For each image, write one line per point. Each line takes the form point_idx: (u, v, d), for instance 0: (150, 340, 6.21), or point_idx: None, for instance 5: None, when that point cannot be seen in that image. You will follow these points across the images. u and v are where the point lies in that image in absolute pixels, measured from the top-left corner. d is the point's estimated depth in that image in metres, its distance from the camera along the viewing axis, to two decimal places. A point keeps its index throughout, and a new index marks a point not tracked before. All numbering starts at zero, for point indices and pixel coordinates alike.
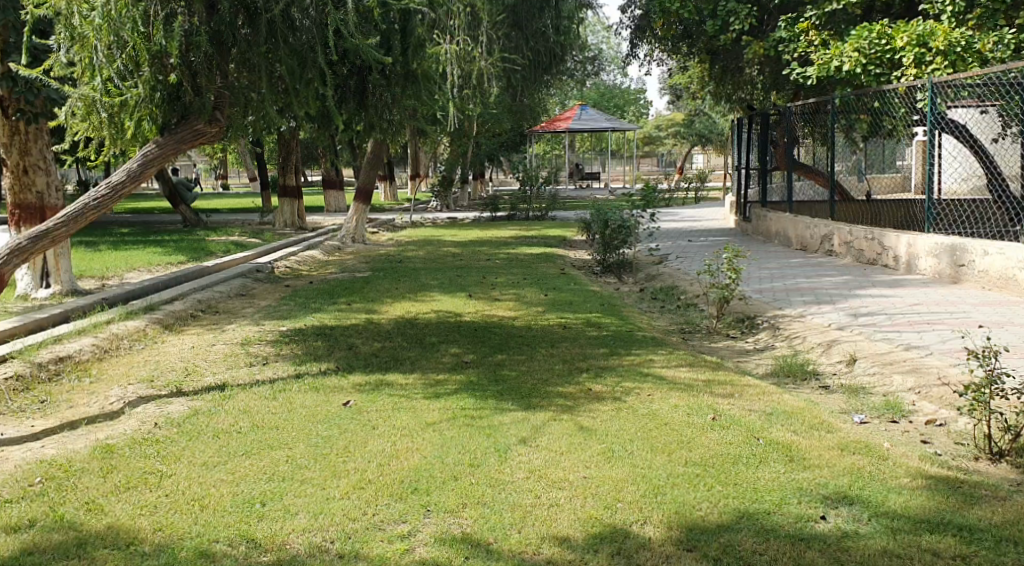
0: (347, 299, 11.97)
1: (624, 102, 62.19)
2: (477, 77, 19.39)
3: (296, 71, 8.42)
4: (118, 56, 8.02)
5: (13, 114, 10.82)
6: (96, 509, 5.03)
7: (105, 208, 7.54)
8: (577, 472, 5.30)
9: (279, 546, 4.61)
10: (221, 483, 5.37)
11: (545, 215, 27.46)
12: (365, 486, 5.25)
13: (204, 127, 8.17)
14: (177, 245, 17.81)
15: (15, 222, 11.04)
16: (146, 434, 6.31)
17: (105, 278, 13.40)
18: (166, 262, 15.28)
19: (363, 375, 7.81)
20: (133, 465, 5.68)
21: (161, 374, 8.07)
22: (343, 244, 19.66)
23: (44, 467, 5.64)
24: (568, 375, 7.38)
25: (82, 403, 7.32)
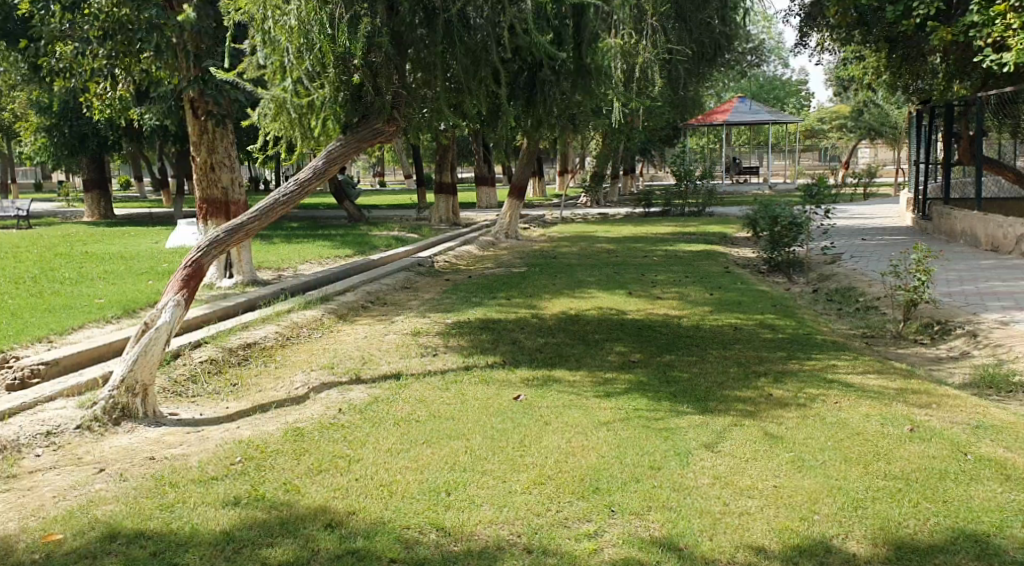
0: (507, 294, 12.09)
1: (783, 93, 60.39)
2: (640, 73, 19.18)
3: (470, 70, 8.68)
4: (307, 58, 8.25)
5: (202, 116, 11.29)
6: (293, 490, 5.27)
7: (292, 203, 7.84)
8: (766, 480, 5.14)
9: (468, 537, 4.67)
10: (407, 470, 5.49)
11: (702, 211, 27.01)
12: (546, 481, 5.26)
13: (383, 128, 8.46)
14: (344, 238, 18.48)
15: (202, 215, 11.67)
16: (332, 419, 6.53)
17: (279, 270, 14.01)
18: (332, 255, 15.85)
19: (531, 370, 7.85)
20: (323, 449, 5.89)
21: (340, 361, 8.35)
22: (497, 240, 19.81)
23: (243, 448, 5.96)
24: (745, 379, 7.18)
25: (269, 387, 7.68)
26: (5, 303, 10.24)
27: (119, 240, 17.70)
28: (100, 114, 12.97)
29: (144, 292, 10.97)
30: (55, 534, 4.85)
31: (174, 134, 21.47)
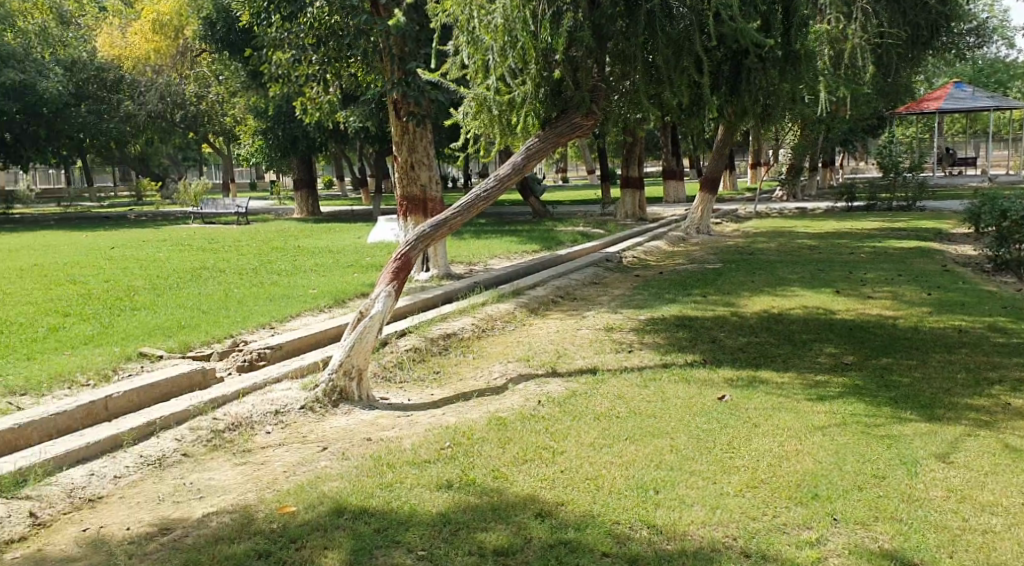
0: (702, 291, 11.85)
1: (1003, 79, 56.25)
2: (849, 59, 18.35)
3: (672, 60, 8.51)
4: (510, 55, 8.38)
5: (404, 116, 11.67)
6: (501, 478, 5.37)
7: (493, 198, 7.87)
8: (1010, 498, 4.83)
9: (681, 535, 4.60)
10: (612, 465, 5.47)
11: (910, 206, 25.57)
12: (759, 485, 5.10)
13: (581, 121, 8.24)
14: (535, 233, 18.66)
15: (403, 212, 12.09)
16: (532, 411, 6.60)
17: (471, 263, 14.32)
18: (523, 250, 16.06)
19: (734, 370, 7.66)
20: (527, 439, 5.96)
21: (536, 354, 8.43)
22: (688, 235, 19.45)
23: (450, 434, 6.13)
24: (975, 386, 6.72)
25: (470, 376, 7.87)
26: (230, 291, 10.96)
27: (323, 235, 18.58)
28: (310, 118, 13.67)
29: (351, 284, 11.47)
30: (290, 506, 5.17)
31: (375, 134, 22.34)
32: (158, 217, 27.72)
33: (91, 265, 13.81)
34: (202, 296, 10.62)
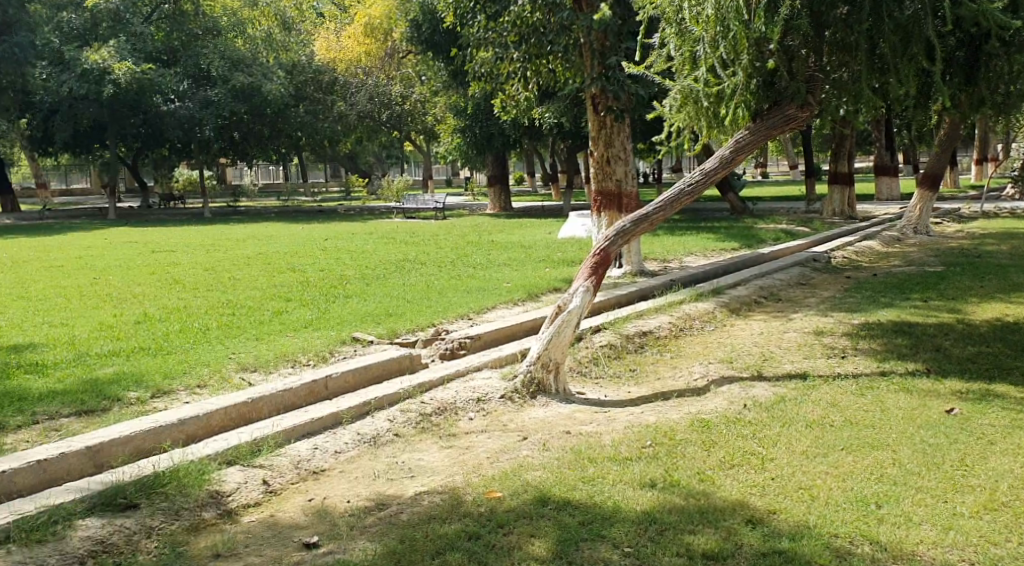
0: (922, 295, 11.15)
1: None
2: None
3: (899, 47, 8.06)
4: (722, 45, 8.27)
5: (602, 111, 11.48)
6: (708, 481, 5.24)
7: (698, 193, 7.64)
8: None
9: (909, 556, 4.37)
10: (828, 475, 5.23)
11: None
12: (999, 509, 4.77)
13: (796, 113, 8.02)
14: (735, 231, 18.18)
15: (597, 208, 11.86)
16: (737, 414, 6.41)
17: (668, 261, 14.11)
18: (724, 247, 15.65)
19: (962, 382, 7.14)
20: (733, 443, 5.80)
21: (740, 356, 8.19)
22: (904, 236, 18.34)
23: (652, 433, 6.06)
24: None
25: (670, 376, 7.75)
26: (432, 282, 11.31)
27: (519, 231, 18.85)
28: (509, 115, 13.85)
29: (549, 278, 11.56)
30: (496, 491, 5.31)
31: (573, 130, 22.41)
32: (364, 211, 29.01)
33: (306, 254, 14.59)
34: (407, 287, 11.00)
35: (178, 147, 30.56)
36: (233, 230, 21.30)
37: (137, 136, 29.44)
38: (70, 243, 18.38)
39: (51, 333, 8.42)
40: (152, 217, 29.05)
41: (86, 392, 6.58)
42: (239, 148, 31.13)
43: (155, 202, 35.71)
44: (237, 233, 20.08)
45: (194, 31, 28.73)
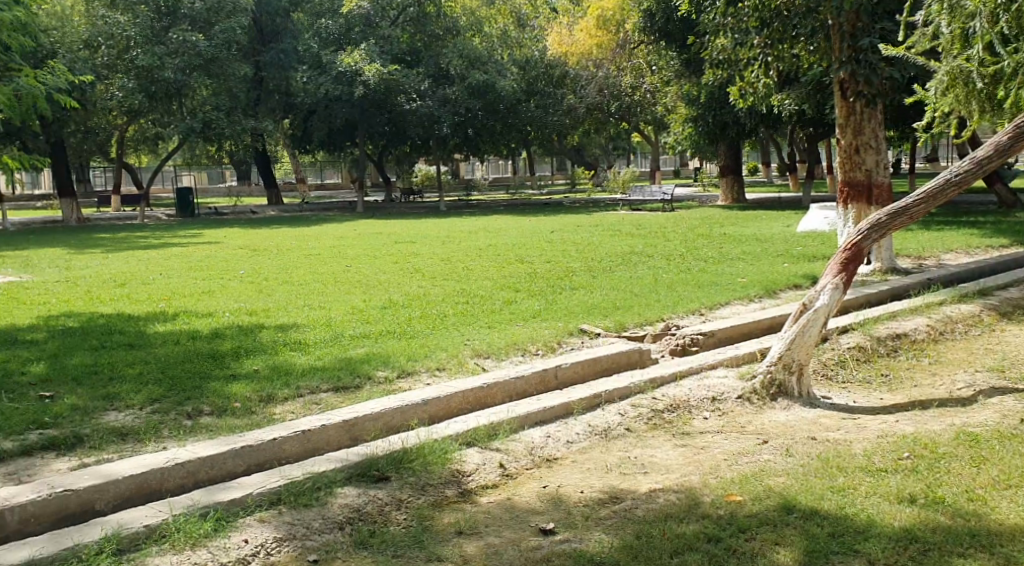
0: None
1: None
2: None
3: None
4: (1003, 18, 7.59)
5: (851, 96, 10.75)
6: (980, 501, 4.73)
7: (969, 182, 6.90)
8: None
9: None
10: None
11: None
12: None
13: None
14: (997, 227, 16.65)
15: (844, 200, 11.18)
16: (1013, 430, 5.77)
17: (922, 258, 13.09)
18: (988, 244, 14.34)
19: None
20: (1008, 462, 5.21)
21: (1013, 366, 7.40)
22: None
23: (910, 444, 5.57)
24: None
25: (928, 384, 7.12)
26: (662, 276, 11.06)
27: (754, 224, 18.19)
28: (746, 104, 13.36)
29: (788, 274, 11.01)
30: (736, 495, 5.04)
31: (814, 119, 21.36)
32: (591, 203, 29.08)
33: (537, 246, 14.74)
34: (636, 280, 10.82)
35: (418, 143, 31.92)
36: (466, 221, 21.94)
37: (382, 134, 31.01)
38: (324, 233, 19.59)
39: (309, 315, 8.91)
40: (392, 209, 30.51)
41: (339, 370, 6.90)
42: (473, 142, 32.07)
43: (397, 195, 37.56)
44: (474, 225, 20.65)
45: (436, 32, 29.48)
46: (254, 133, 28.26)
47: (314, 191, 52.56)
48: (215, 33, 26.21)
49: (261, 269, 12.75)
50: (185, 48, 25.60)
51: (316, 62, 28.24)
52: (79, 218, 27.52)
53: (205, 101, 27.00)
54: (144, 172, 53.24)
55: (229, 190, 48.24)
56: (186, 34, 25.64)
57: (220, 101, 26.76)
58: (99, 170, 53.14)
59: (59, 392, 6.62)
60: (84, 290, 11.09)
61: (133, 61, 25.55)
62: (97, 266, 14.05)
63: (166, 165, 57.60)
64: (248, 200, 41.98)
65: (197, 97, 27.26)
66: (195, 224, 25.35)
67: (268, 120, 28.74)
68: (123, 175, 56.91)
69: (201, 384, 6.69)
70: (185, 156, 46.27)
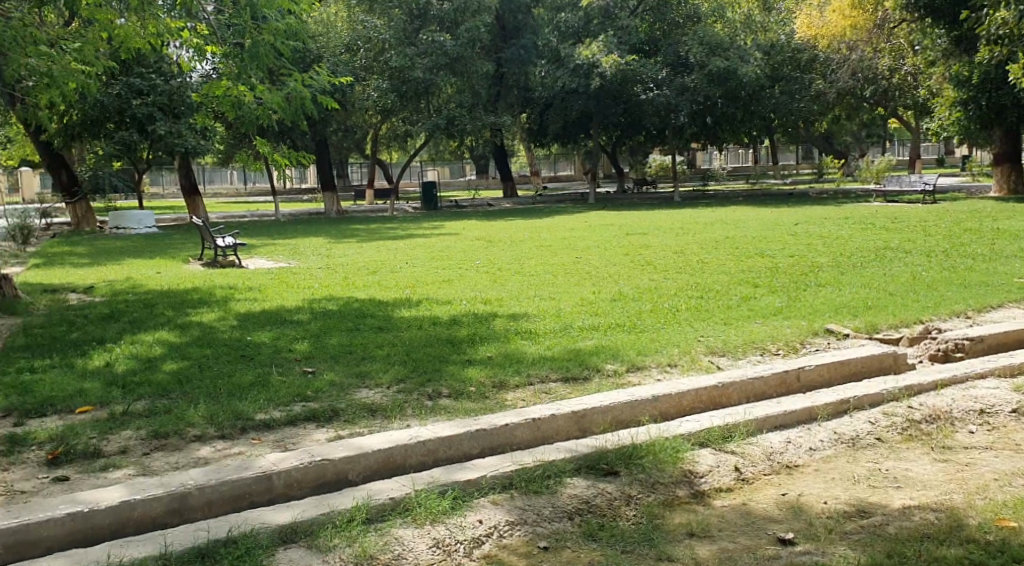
0: None
1: None
2: None
3: None
4: None
5: None
6: None
7: None
8: None
9: None
10: None
11: None
12: None
13: None
14: None
15: None
16: None
17: None
18: None
19: None
20: None
21: None
22: None
23: None
24: None
25: None
26: (921, 274, 10.18)
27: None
28: None
29: None
30: (1009, 520, 4.51)
31: None
32: (840, 196, 27.60)
33: (780, 239, 14.05)
34: (891, 277, 10.02)
35: (656, 134, 31.62)
36: (705, 213, 21.40)
37: (619, 125, 31.00)
38: (562, 225, 19.72)
39: (543, 305, 8.88)
40: (627, 202, 30.38)
41: (570, 360, 6.80)
42: (712, 132, 31.33)
43: (633, 187, 37.39)
44: (712, 218, 20.09)
45: (676, 20, 29.52)
46: (495, 128, 28.99)
47: (551, 182, 53.30)
48: (461, 32, 27.07)
49: (498, 259, 12.96)
50: (433, 48, 26.68)
51: (554, 56, 29.15)
52: (338, 211, 29.35)
53: (450, 98, 28.02)
54: (394, 166, 56.19)
55: (470, 183, 49.95)
56: (434, 34, 26.71)
57: (463, 98, 27.65)
58: (355, 166, 56.62)
59: (320, 368, 7.05)
60: (339, 277, 11.70)
61: (387, 63, 26.90)
62: (351, 255, 14.81)
63: (414, 159, 60.47)
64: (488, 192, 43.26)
65: (443, 95, 28.35)
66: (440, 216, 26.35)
67: (509, 115, 29.41)
68: (375, 170, 60.30)
69: (441, 367, 6.86)
70: (430, 150, 48.33)
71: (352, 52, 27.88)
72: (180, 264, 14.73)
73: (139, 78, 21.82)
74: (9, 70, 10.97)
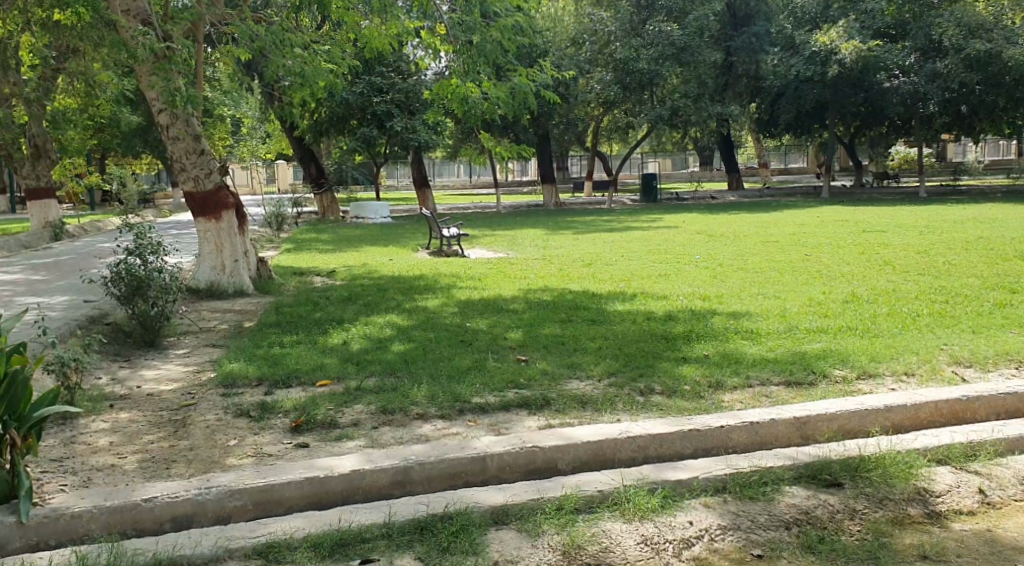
0: None
1: None
2: None
3: None
4: None
5: None
6: None
7: None
8: None
9: None
10: None
11: None
12: None
13: None
14: None
15: None
16: None
17: None
18: None
19: None
20: None
21: None
22: None
23: None
24: None
25: None
26: None
27: None
28: None
29: None
30: None
31: None
32: None
33: None
34: None
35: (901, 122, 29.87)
36: (953, 210, 19.94)
37: (859, 114, 29.55)
38: (789, 220, 18.98)
39: (765, 304, 8.51)
40: (865, 196, 28.89)
41: (794, 363, 6.45)
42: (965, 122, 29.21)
43: (870, 182, 35.49)
44: (959, 215, 18.64)
45: None
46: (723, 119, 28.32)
47: (780, 176, 51.56)
48: (689, 22, 26.73)
49: (718, 254, 12.59)
50: (660, 39, 26.53)
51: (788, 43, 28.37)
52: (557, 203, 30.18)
53: (676, 89, 27.65)
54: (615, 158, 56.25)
55: (693, 174, 49.26)
56: (662, 24, 26.54)
57: (690, 88, 27.12)
58: (578, 159, 57.21)
59: (533, 357, 7.04)
60: (555, 268, 11.76)
61: (613, 55, 27.28)
62: (569, 246, 14.89)
63: (635, 151, 60.41)
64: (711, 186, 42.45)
65: (669, 85, 28.03)
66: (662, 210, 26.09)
67: (736, 105, 28.85)
68: (597, 163, 60.63)
69: (654, 363, 6.69)
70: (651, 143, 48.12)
71: (579, 47, 28.32)
72: (409, 252, 15.34)
73: (380, 77, 23.05)
74: (270, 70, 11.83)
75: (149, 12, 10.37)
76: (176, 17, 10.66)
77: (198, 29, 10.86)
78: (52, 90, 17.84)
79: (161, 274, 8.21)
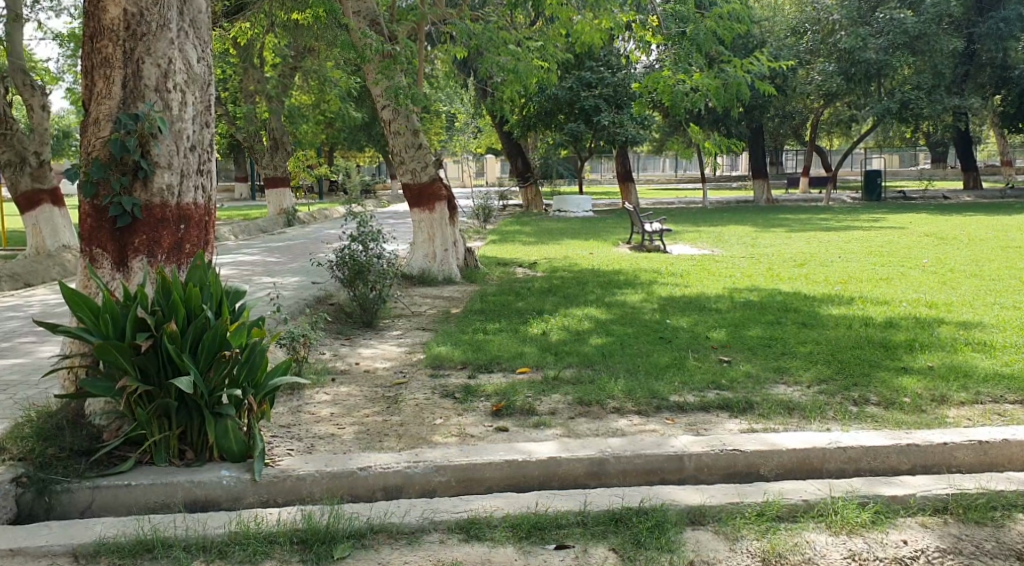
0: None
1: None
2: None
3: None
4: None
5: None
6: None
7: None
8: None
9: None
10: None
11: None
12: None
13: None
14: None
15: None
16: None
17: None
18: None
19: None
20: None
21: None
22: None
23: None
24: None
25: None
26: None
27: None
28: None
29: None
30: None
31: None
32: None
33: None
34: None
35: None
36: None
37: None
38: None
39: (1002, 315, 7.89)
40: None
41: None
42: None
43: None
44: None
45: None
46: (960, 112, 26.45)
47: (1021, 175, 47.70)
48: (926, 9, 25.00)
49: (948, 259, 11.77)
50: (892, 27, 25.07)
51: None
52: (768, 199, 29.19)
53: (907, 79, 26.00)
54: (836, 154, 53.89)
55: (923, 174, 46.47)
56: (894, 12, 25.13)
57: (924, 78, 25.40)
58: (793, 155, 55.31)
59: (736, 359, 6.83)
60: (764, 268, 11.37)
61: (837, 45, 26.23)
62: (778, 245, 14.40)
63: (859, 148, 57.73)
64: (942, 186, 39.80)
65: (899, 76, 26.42)
66: (884, 209, 24.70)
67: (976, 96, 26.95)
68: (815, 161, 58.31)
69: (870, 371, 6.33)
70: (875, 136, 45.70)
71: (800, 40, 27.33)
72: (612, 246, 15.29)
73: (590, 72, 23.14)
74: (486, 66, 12.10)
75: (376, 13, 10.90)
76: (401, 17, 11.15)
77: (420, 28, 11.28)
78: (289, 85, 19.08)
79: (381, 260, 8.58)
